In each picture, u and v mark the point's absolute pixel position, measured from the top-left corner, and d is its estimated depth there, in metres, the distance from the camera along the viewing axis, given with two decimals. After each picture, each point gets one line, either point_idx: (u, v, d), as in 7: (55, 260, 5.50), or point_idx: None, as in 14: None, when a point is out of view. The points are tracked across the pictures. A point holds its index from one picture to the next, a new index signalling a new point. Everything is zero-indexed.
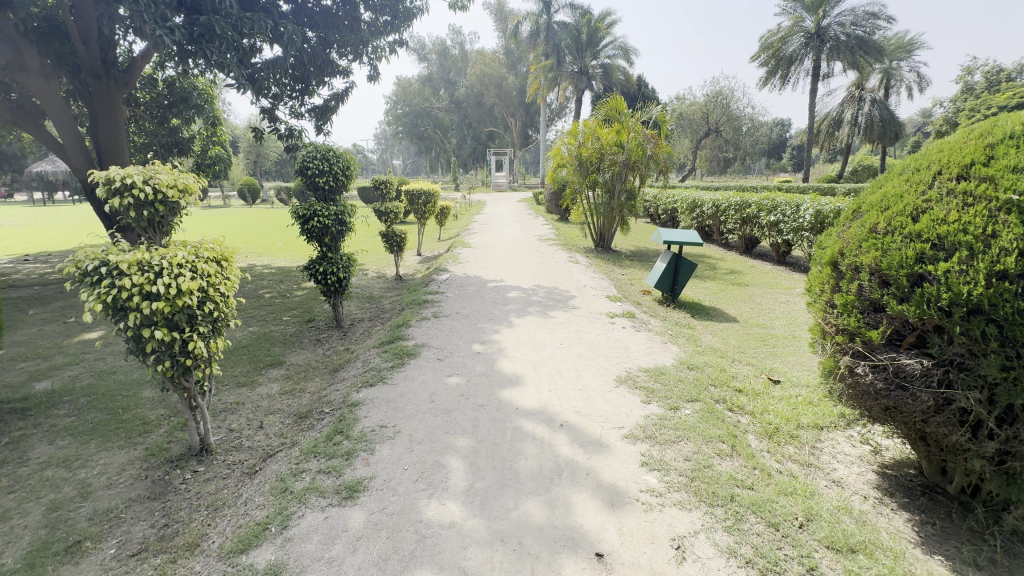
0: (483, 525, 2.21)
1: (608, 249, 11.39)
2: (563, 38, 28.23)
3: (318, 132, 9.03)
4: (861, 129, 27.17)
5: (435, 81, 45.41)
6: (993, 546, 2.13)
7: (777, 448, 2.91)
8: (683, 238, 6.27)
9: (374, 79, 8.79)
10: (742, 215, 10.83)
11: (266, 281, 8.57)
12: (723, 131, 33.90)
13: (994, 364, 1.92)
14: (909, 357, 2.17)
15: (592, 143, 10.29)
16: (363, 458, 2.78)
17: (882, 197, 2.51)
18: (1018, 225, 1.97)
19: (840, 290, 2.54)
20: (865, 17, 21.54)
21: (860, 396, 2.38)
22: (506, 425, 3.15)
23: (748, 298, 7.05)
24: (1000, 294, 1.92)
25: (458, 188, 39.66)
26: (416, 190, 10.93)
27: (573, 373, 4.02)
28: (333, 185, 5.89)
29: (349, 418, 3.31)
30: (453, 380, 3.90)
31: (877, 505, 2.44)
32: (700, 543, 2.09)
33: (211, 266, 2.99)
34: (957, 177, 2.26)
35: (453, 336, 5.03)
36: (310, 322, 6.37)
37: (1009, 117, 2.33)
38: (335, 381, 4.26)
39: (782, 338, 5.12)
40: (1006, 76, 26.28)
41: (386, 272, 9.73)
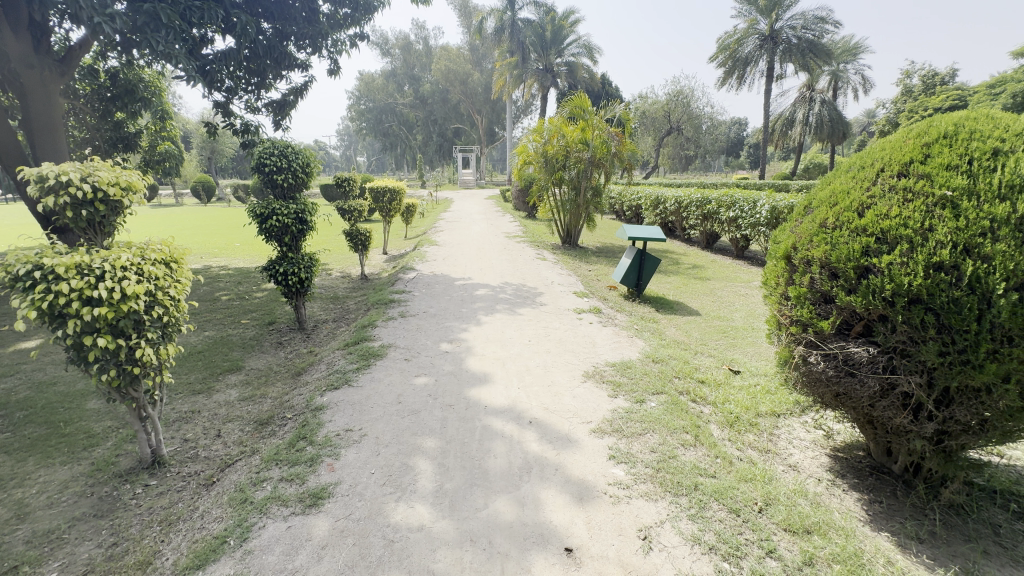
0: (452, 526, 2.18)
1: (574, 245, 11.51)
2: (527, 35, 28.28)
3: (276, 127, 8.71)
4: (812, 128, 28.54)
5: (399, 77, 44.68)
6: (933, 520, 2.28)
7: (738, 436, 3.02)
8: (648, 234, 6.38)
9: (335, 73, 8.54)
10: (703, 211, 11.16)
11: (223, 283, 8.22)
12: (684, 130, 34.86)
13: (932, 350, 2.04)
14: (856, 346, 2.29)
15: (558, 141, 10.35)
16: (328, 464, 2.71)
17: (830, 194, 2.63)
18: (952, 220, 2.09)
19: (793, 283, 2.65)
20: (814, 21, 22.58)
21: (813, 383, 2.50)
22: (474, 424, 3.14)
23: (709, 291, 7.27)
24: (937, 284, 2.04)
25: (424, 185, 39.22)
26: (381, 188, 10.73)
27: (542, 370, 4.04)
28: (292, 183, 5.69)
29: (313, 422, 3.21)
30: (420, 381, 3.85)
31: (830, 486, 2.57)
32: (666, 533, 2.14)
33: (159, 268, 2.83)
34: (898, 174, 2.39)
35: (420, 336, 4.96)
36: (271, 324, 6.15)
37: (943, 117, 2.48)
38: (298, 385, 4.13)
39: (742, 330, 5.31)
40: (941, 80, 28.12)
41: (351, 272, 9.51)
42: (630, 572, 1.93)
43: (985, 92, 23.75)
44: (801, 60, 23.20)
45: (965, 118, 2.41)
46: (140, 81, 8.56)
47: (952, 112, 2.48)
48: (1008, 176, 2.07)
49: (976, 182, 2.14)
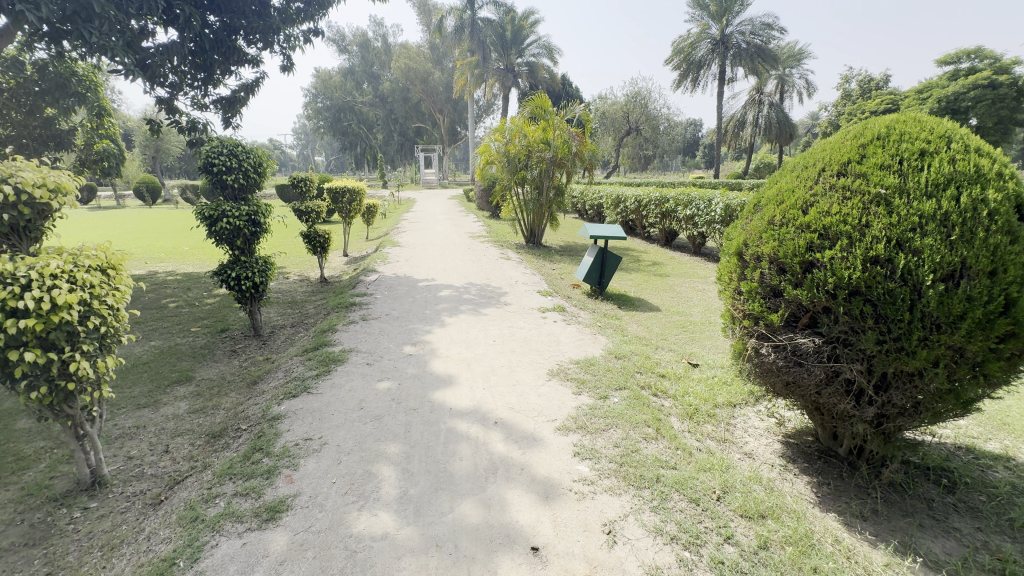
0: (417, 532, 2.15)
1: (538, 245, 11.57)
2: (488, 35, 28.25)
3: (226, 125, 8.33)
4: (761, 130, 29.97)
5: (357, 75, 43.70)
6: (876, 498, 2.42)
7: (697, 427, 3.12)
8: (609, 233, 6.49)
9: (288, 69, 8.25)
10: (662, 209, 11.48)
11: (170, 290, 7.77)
12: (642, 130, 35.81)
13: (870, 339, 2.17)
14: (804, 336, 2.41)
15: (520, 141, 10.38)
16: (286, 475, 2.61)
17: (777, 192, 2.75)
18: (886, 216, 2.23)
19: (745, 278, 2.75)
20: (761, 27, 23.67)
21: (765, 373, 2.61)
22: (439, 427, 3.10)
23: (668, 287, 7.49)
24: (873, 276, 2.17)
25: (385, 185, 38.49)
26: (340, 188, 10.44)
27: (507, 369, 4.04)
28: (243, 183, 5.45)
29: (270, 433, 3.09)
30: (383, 385, 3.77)
31: (782, 471, 2.69)
32: (629, 526, 2.18)
33: (95, 275, 2.64)
34: (837, 173, 2.53)
35: (383, 339, 4.86)
36: (224, 332, 5.87)
37: (876, 120, 2.64)
38: (253, 395, 3.96)
39: (699, 324, 5.50)
40: (875, 85, 30.14)
41: (310, 275, 9.23)
42: (595, 567, 1.96)
43: (914, 97, 25.65)
44: (750, 65, 24.26)
45: (896, 121, 2.58)
46: (73, 75, 7.92)
47: (883, 115, 2.65)
48: (933, 175, 2.23)
49: (907, 180, 2.28)
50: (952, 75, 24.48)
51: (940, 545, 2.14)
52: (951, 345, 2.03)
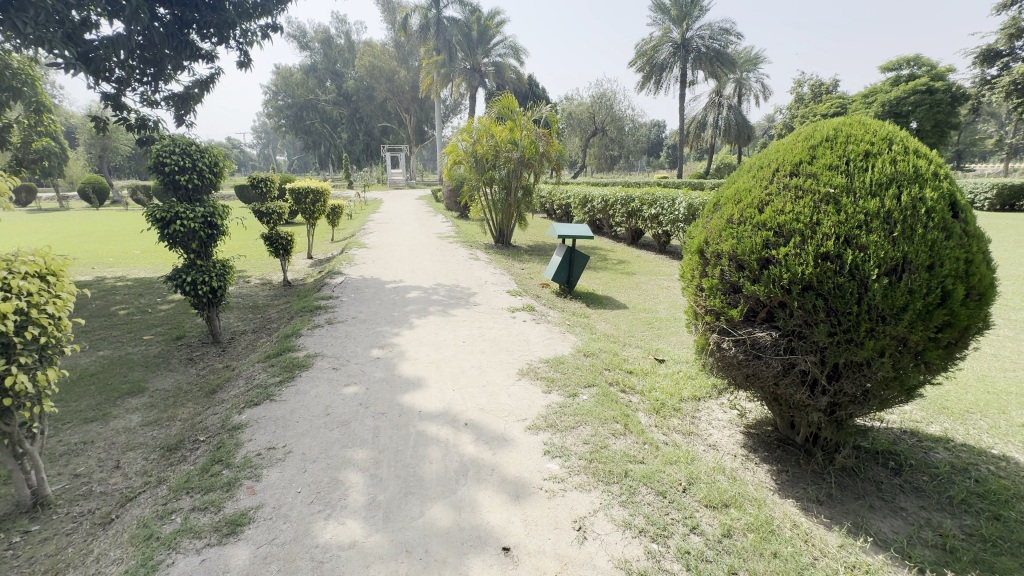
0: (386, 539, 2.11)
1: (507, 245, 11.57)
2: (454, 34, 28.15)
3: (179, 123, 7.96)
4: (721, 131, 31.03)
5: (320, 72, 42.65)
6: (830, 483, 2.55)
7: (663, 421, 3.20)
8: (577, 232, 6.56)
9: (245, 65, 7.94)
10: (628, 209, 11.70)
11: (120, 296, 7.37)
12: (608, 131, 36.44)
13: (823, 331, 2.28)
14: (762, 330, 2.49)
15: (487, 141, 10.36)
16: (248, 487, 2.51)
17: (735, 191, 2.84)
18: (835, 214, 2.34)
19: (706, 275, 2.82)
20: (719, 32, 24.48)
21: (726, 366, 2.70)
22: (408, 431, 3.06)
23: (635, 285, 7.64)
24: (824, 272, 2.28)
25: (351, 185, 37.68)
26: (302, 188, 10.13)
27: (477, 370, 4.02)
28: (198, 183, 5.22)
29: (229, 443, 2.97)
30: (350, 390, 3.68)
31: (744, 461, 2.79)
32: (599, 521, 2.21)
33: (33, 282, 2.47)
34: (791, 173, 2.63)
35: (350, 343, 4.75)
36: (179, 339, 5.61)
37: (825, 122, 2.77)
38: (212, 404, 3.80)
39: (664, 321, 5.64)
40: (826, 90, 31.70)
41: (272, 278, 8.92)
42: (566, 564, 1.97)
43: (861, 101, 27.13)
44: (709, 68, 25.06)
45: (842, 123, 2.71)
46: (6, 68, 7.39)
47: (831, 119, 2.78)
48: (877, 175, 2.37)
49: (853, 180, 2.41)
50: (895, 81, 26.00)
51: (888, 524, 2.27)
52: (895, 336, 2.16)
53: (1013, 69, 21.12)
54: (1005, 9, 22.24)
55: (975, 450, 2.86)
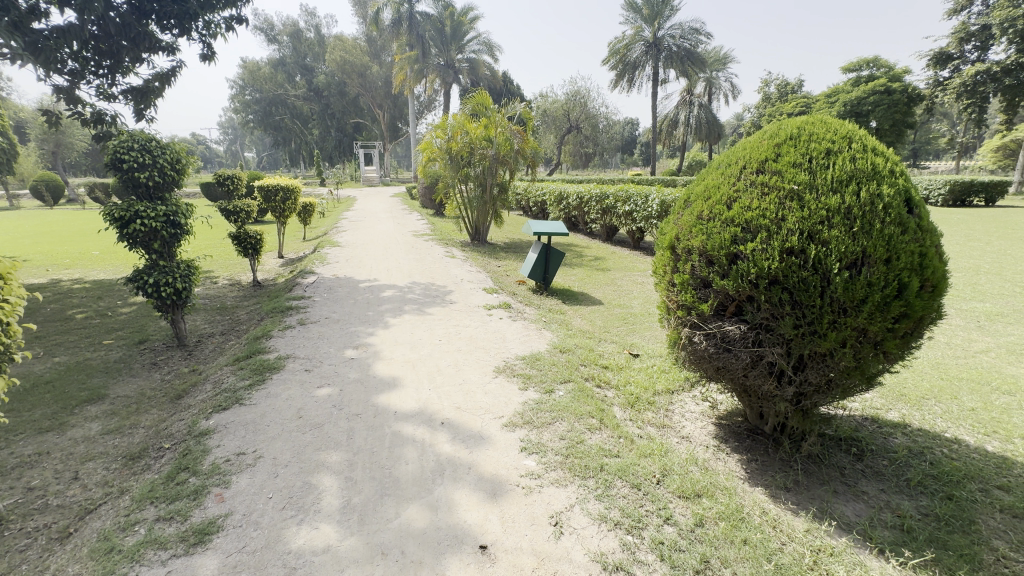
0: (361, 542, 2.08)
1: (483, 242, 11.53)
2: (427, 30, 27.84)
3: (139, 117, 7.63)
4: (693, 129, 31.68)
5: (289, 66, 41.58)
6: (797, 470, 2.63)
7: (638, 415, 3.25)
8: (552, 229, 6.58)
9: (209, 59, 7.67)
10: (602, 205, 11.82)
11: (76, 300, 7.02)
12: (583, 128, 36.78)
13: (789, 324, 2.35)
14: (731, 324, 2.56)
15: (462, 137, 10.28)
16: (216, 494, 2.43)
17: (704, 188, 2.89)
18: (799, 210, 2.42)
19: (677, 270, 2.87)
20: (690, 32, 24.95)
21: (698, 360, 2.75)
22: (383, 432, 3.02)
23: (611, 281, 7.73)
24: (789, 266, 2.35)
25: (323, 183, 36.86)
26: (272, 186, 9.85)
27: (453, 369, 4.00)
28: (159, 181, 5.02)
29: (196, 450, 2.87)
30: (323, 392, 3.60)
31: (716, 451, 2.86)
32: (575, 516, 2.23)
33: None
34: (757, 170, 2.70)
35: (322, 344, 4.66)
36: (141, 343, 5.38)
37: (789, 121, 2.85)
38: (178, 410, 3.66)
39: (639, 316, 5.73)
40: (791, 89, 32.73)
41: (241, 278, 8.67)
42: (543, 559, 1.98)
43: (824, 101, 28.16)
44: (681, 66, 25.47)
45: (805, 122, 2.80)
46: None
47: (794, 117, 2.87)
48: (837, 172, 2.45)
49: (815, 177, 2.49)
50: (855, 81, 27.06)
51: (852, 508, 2.36)
52: (856, 327, 2.24)
53: (963, 71, 22.22)
54: (956, 14, 23.34)
55: (930, 434, 3.01)
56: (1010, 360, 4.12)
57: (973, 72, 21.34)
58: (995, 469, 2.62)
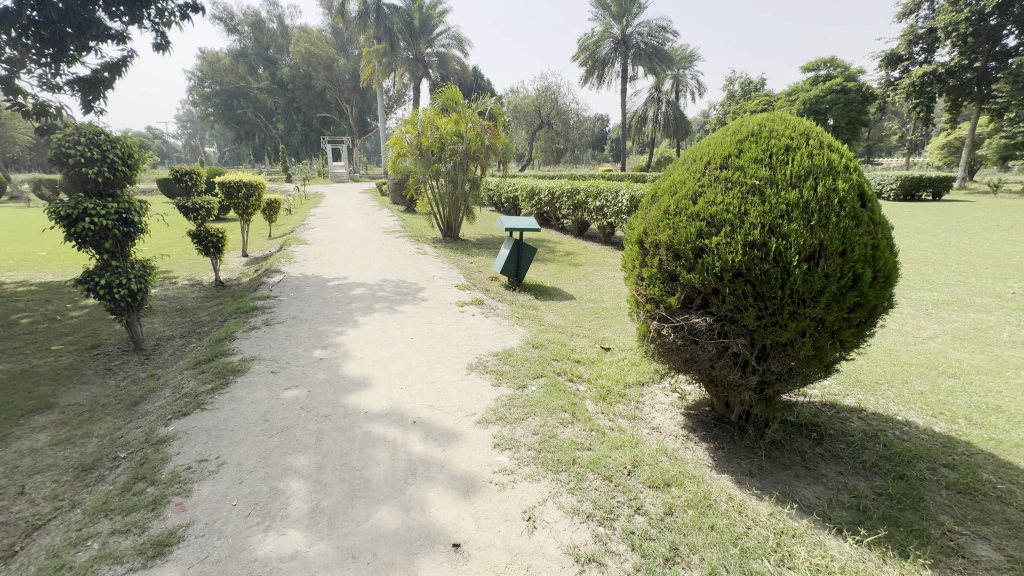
0: (331, 546, 2.04)
1: (455, 238, 11.45)
2: (394, 23, 27.35)
3: (87, 110, 7.21)
4: (661, 125, 32.28)
5: (251, 58, 40.17)
6: (761, 456, 2.73)
7: (609, 408, 3.29)
8: (524, 225, 6.58)
9: (163, 48, 7.30)
10: (574, 201, 11.91)
11: (21, 303, 6.60)
12: (554, 124, 36.97)
13: (752, 315, 2.42)
14: (697, 316, 2.61)
15: (432, 133, 10.17)
16: (177, 504, 2.33)
17: (671, 183, 2.94)
18: (760, 205, 2.49)
19: (646, 264, 2.91)
20: (657, 29, 25.34)
21: (667, 352, 2.80)
22: (353, 433, 2.96)
23: (582, 276, 7.80)
24: (752, 259, 2.42)
25: (289, 178, 35.76)
26: (234, 182, 9.49)
27: (425, 367, 3.96)
28: (109, 177, 4.76)
29: (154, 459, 2.74)
30: (290, 394, 3.50)
31: (685, 440, 2.93)
32: (548, 510, 2.24)
33: None
34: (721, 166, 2.76)
35: (289, 344, 4.53)
36: (94, 348, 5.11)
37: (751, 118, 2.92)
38: (135, 417, 3.49)
39: (610, 310, 5.81)
40: (754, 88, 33.78)
41: (202, 278, 8.33)
42: (516, 554, 1.99)
43: (785, 99, 29.17)
44: (649, 64, 25.84)
45: (765, 119, 2.88)
46: None
47: (755, 114, 2.95)
48: (796, 168, 2.54)
49: (776, 172, 2.57)
50: (813, 80, 28.15)
51: (812, 490, 2.46)
52: (815, 317, 2.33)
53: (911, 72, 23.38)
54: (905, 17, 24.50)
55: (883, 417, 3.16)
56: (955, 345, 4.37)
57: (921, 73, 22.48)
58: (942, 448, 2.78)
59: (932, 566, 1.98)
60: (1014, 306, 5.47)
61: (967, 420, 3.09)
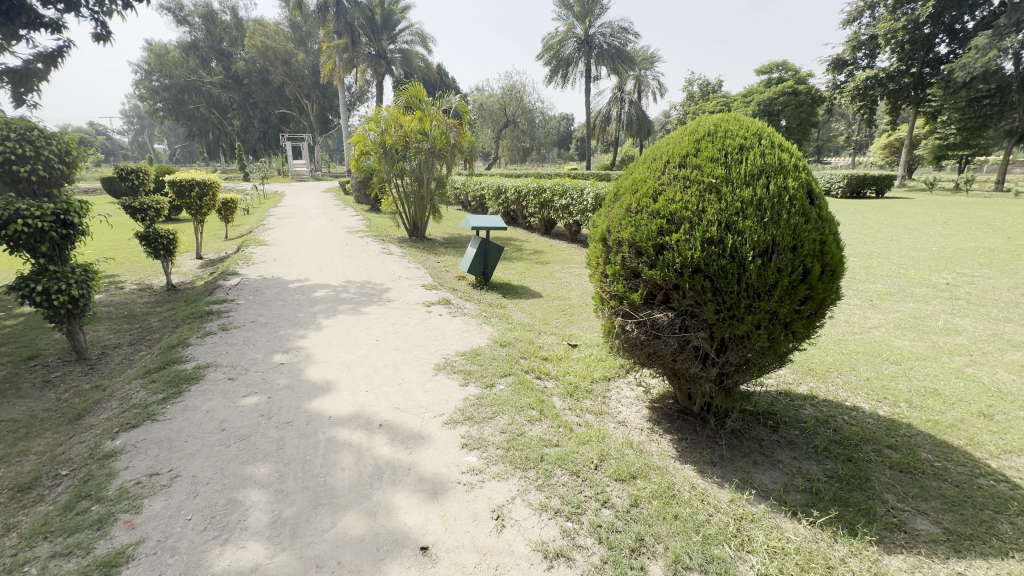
0: (293, 557, 1.97)
1: (422, 238, 11.30)
2: (355, 18, 26.73)
3: (19, 103, 6.70)
4: (625, 125, 32.88)
5: (203, 51, 38.40)
6: (722, 445, 2.82)
7: (576, 403, 3.33)
8: (490, 223, 6.57)
9: (104, 39, 6.87)
10: (540, 199, 11.98)
11: None
12: (520, 123, 37.08)
13: (711, 309, 2.50)
14: (660, 312, 2.67)
15: (396, 131, 10.01)
16: (126, 522, 2.20)
17: (632, 181, 2.99)
18: (717, 203, 2.57)
19: (609, 261, 2.96)
20: (619, 31, 25.77)
21: (631, 347, 2.86)
22: (317, 439, 2.88)
23: (550, 274, 7.85)
24: (710, 255, 2.49)
25: (246, 177, 34.35)
26: (185, 181, 9.03)
27: (391, 369, 3.89)
28: (43, 175, 4.45)
29: (99, 475, 2.58)
30: (249, 401, 3.37)
31: (649, 433, 3.00)
32: (516, 508, 2.25)
33: None
34: (679, 165, 2.83)
35: (248, 349, 4.36)
36: (31, 360, 4.75)
37: (707, 119, 3.01)
38: (78, 432, 3.27)
39: (577, 307, 5.88)
40: (712, 90, 34.92)
41: (152, 282, 7.90)
42: (485, 554, 1.98)
43: (741, 101, 30.30)
44: (611, 64, 26.24)
45: (721, 120, 2.97)
46: None
47: (711, 115, 3.04)
48: (749, 167, 2.63)
49: (731, 171, 2.66)
50: (767, 83, 29.38)
51: (769, 476, 2.57)
52: (768, 310, 2.43)
53: (855, 76, 24.68)
54: (849, 24, 25.89)
55: (833, 404, 3.33)
56: (896, 334, 4.65)
57: (864, 78, 23.80)
58: (886, 431, 2.95)
59: (877, 542, 2.10)
60: (948, 296, 5.87)
61: (908, 404, 3.29)
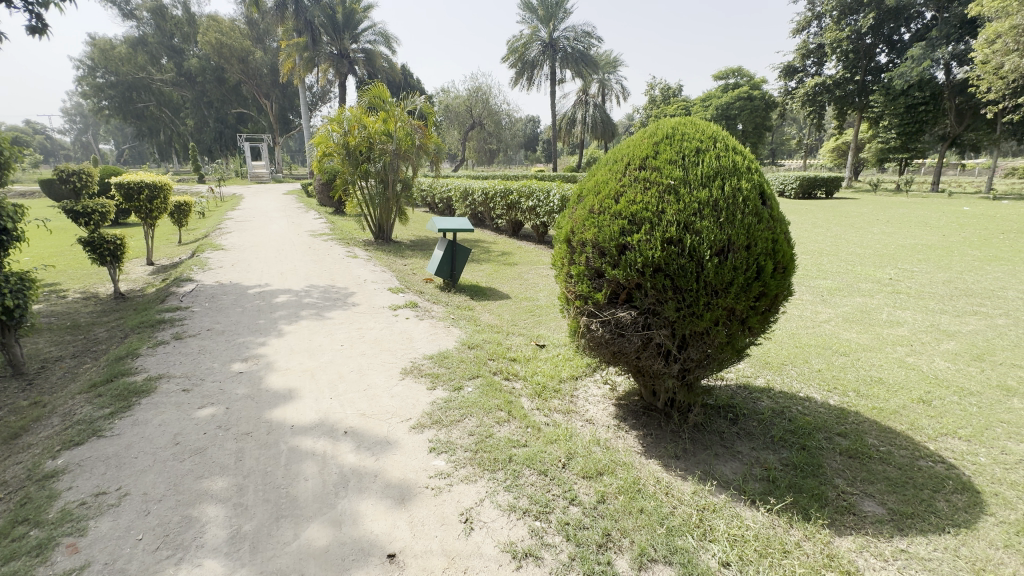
0: (254, 572, 1.90)
1: (388, 240, 11.11)
2: (316, 16, 26.10)
3: None
4: (589, 127, 33.38)
5: (152, 48, 36.61)
6: (685, 439, 2.91)
7: (544, 403, 3.36)
8: (457, 225, 6.54)
9: (40, 32, 6.44)
10: (507, 201, 12.00)
11: None
12: (486, 124, 37.06)
13: (671, 307, 2.58)
14: (623, 310, 2.73)
15: (359, 132, 9.81)
16: (69, 546, 2.07)
17: (594, 183, 3.05)
18: (675, 203, 2.64)
19: (574, 262, 3.00)
20: (582, 35, 26.15)
21: (596, 345, 2.90)
22: (278, 449, 2.78)
23: (517, 275, 7.87)
24: (670, 255, 2.56)
25: (201, 179, 32.88)
26: (134, 183, 8.55)
27: (356, 374, 3.81)
28: None
29: (39, 498, 2.41)
30: (205, 412, 3.23)
31: (616, 430, 3.05)
32: (485, 510, 2.25)
33: None
34: (640, 166, 2.90)
35: (204, 359, 4.18)
36: None
37: (665, 122, 3.09)
38: (14, 452, 3.05)
39: (544, 308, 5.93)
40: (672, 94, 35.95)
41: (98, 290, 7.46)
42: (454, 558, 1.97)
43: (699, 105, 31.34)
44: (575, 68, 26.63)
45: (678, 123, 3.06)
46: None
47: (670, 118, 3.13)
48: (705, 168, 2.73)
49: (688, 173, 2.74)
50: (724, 88, 30.52)
51: (729, 467, 2.66)
52: (726, 307, 2.52)
53: (805, 83, 25.92)
54: (798, 33, 27.21)
55: (788, 395, 3.49)
56: (844, 327, 4.92)
57: (813, 84, 25.05)
58: (836, 419, 3.12)
59: (829, 524, 2.21)
60: (890, 290, 6.24)
61: (856, 393, 3.48)
